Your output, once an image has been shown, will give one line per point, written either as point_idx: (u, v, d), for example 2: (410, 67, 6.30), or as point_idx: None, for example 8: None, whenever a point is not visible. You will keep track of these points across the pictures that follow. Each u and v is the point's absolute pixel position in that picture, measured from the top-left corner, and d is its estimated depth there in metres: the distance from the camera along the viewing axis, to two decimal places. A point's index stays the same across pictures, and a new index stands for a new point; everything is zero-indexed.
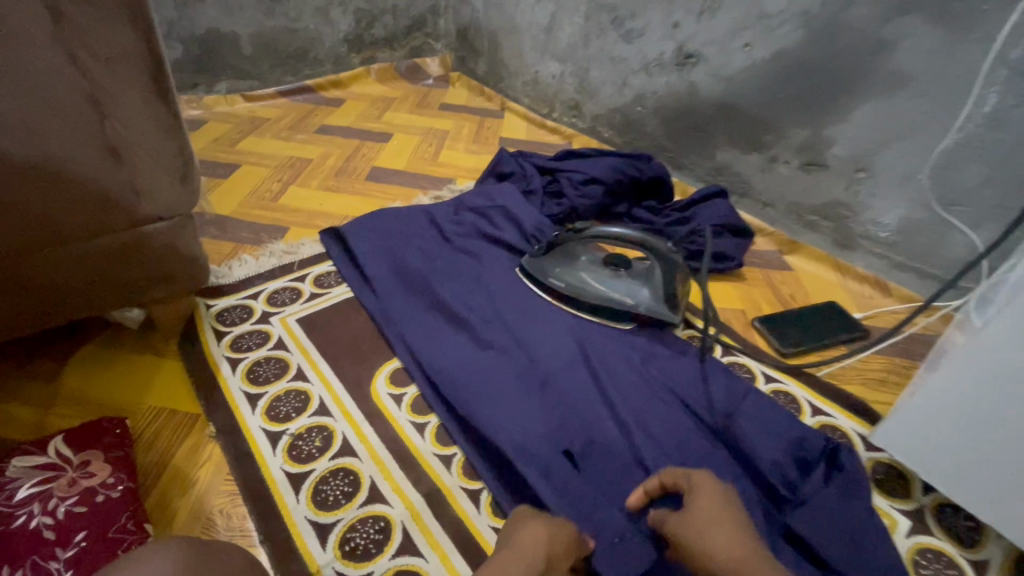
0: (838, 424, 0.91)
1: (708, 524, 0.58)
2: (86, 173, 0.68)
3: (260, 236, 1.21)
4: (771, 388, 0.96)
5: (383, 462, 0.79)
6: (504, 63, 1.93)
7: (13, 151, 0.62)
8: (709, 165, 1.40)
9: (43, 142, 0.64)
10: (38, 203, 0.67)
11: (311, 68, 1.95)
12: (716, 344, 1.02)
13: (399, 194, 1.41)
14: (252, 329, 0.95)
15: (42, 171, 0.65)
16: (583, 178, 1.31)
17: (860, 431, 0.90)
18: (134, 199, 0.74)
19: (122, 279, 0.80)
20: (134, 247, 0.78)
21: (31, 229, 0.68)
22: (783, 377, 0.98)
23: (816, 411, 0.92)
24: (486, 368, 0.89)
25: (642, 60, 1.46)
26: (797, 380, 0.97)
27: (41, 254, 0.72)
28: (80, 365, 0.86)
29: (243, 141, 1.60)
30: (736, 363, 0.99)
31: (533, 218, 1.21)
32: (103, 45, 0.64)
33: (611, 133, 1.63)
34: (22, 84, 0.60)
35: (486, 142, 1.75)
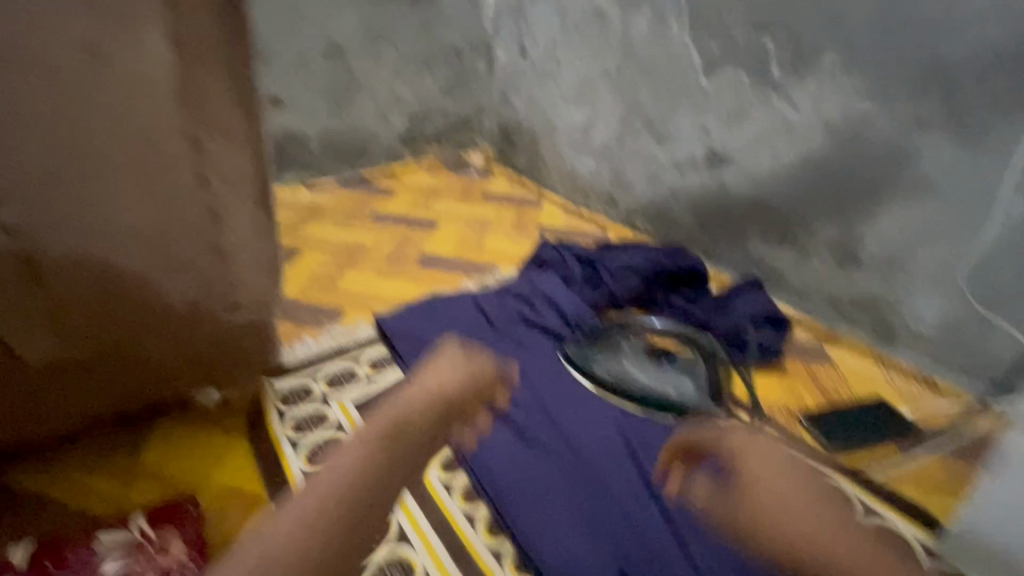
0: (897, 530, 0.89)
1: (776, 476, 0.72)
2: (195, 268, 0.79)
3: (319, 318, 1.30)
4: (824, 488, 0.94)
5: (437, 554, 0.84)
6: (542, 158, 2.08)
7: (144, 249, 0.74)
8: (742, 257, 1.45)
9: (167, 242, 0.75)
10: (154, 292, 0.77)
11: (367, 161, 2.15)
12: None
13: (446, 279, 1.50)
14: (310, 411, 1.00)
15: (161, 264, 0.76)
16: (621, 268, 1.38)
17: (921, 537, 0.88)
18: (229, 292, 0.83)
19: (210, 362, 0.88)
20: (223, 335, 0.87)
21: (146, 316, 0.78)
22: (836, 477, 0.96)
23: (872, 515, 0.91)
24: (534, 469, 0.94)
25: (674, 160, 1.57)
26: (849, 481, 0.96)
27: (149, 338, 0.81)
28: (161, 443, 0.92)
29: (305, 227, 1.76)
30: (788, 463, 0.97)
31: (575, 305, 1.27)
32: (224, 166, 0.75)
33: (645, 223, 1.72)
34: (160, 196, 0.72)
35: (525, 229, 1.86)
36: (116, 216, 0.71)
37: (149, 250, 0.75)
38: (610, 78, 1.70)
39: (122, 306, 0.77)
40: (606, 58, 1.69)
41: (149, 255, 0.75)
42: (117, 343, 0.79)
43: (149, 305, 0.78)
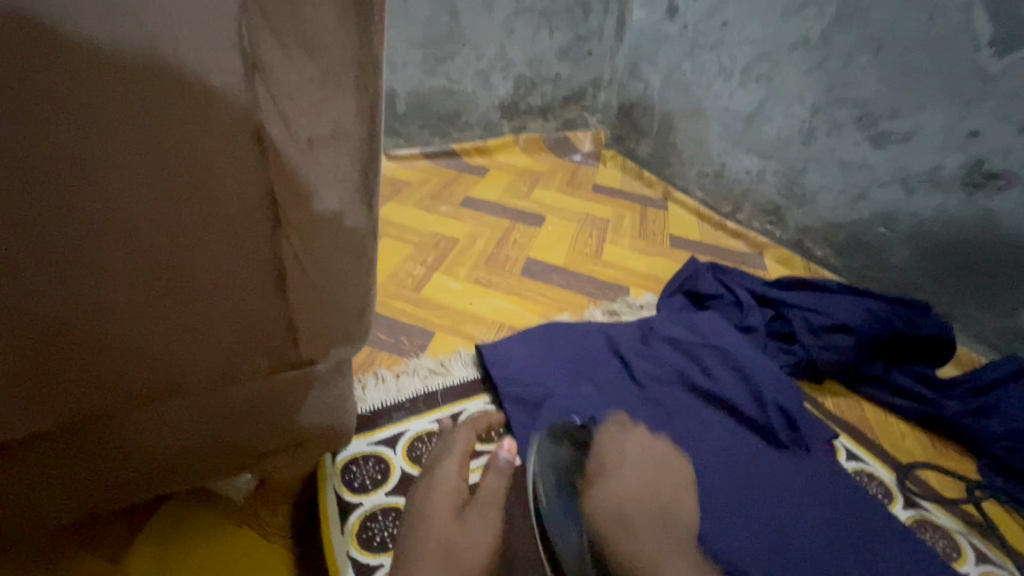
0: (936, 520, 0.75)
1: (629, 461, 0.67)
2: (260, 291, 0.45)
3: (400, 339, 0.95)
4: (912, 515, 0.75)
5: None
6: (677, 150, 1.65)
7: (180, 250, 0.39)
8: (999, 323, 1.00)
9: (224, 245, 0.41)
10: (199, 327, 0.44)
11: (459, 131, 1.78)
12: (894, 493, 0.78)
13: (564, 300, 1.13)
14: (385, 504, 0.66)
15: (206, 283, 0.42)
16: (826, 323, 0.97)
17: (963, 532, 0.74)
18: (308, 328, 0.49)
19: (280, 427, 0.55)
20: (308, 385, 0.53)
21: (189, 369, 0.45)
22: (931, 506, 0.77)
23: (911, 503, 0.77)
24: None
25: (899, 172, 1.12)
26: (943, 508, 0.76)
27: (195, 399, 0.48)
28: (156, 553, 0.59)
29: (383, 207, 1.41)
30: (920, 522, 0.74)
31: (769, 375, 0.88)
32: (298, 120, 0.38)
33: (828, 252, 1.29)
34: (190, 148, 0.36)
35: (655, 238, 1.45)
36: (119, 212, 0.36)
37: (187, 277, 0.41)
38: (811, 50, 1.24)
39: (138, 357, 0.42)
40: (807, 24, 1.24)
41: (180, 286, 0.41)
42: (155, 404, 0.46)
43: (164, 359, 0.44)
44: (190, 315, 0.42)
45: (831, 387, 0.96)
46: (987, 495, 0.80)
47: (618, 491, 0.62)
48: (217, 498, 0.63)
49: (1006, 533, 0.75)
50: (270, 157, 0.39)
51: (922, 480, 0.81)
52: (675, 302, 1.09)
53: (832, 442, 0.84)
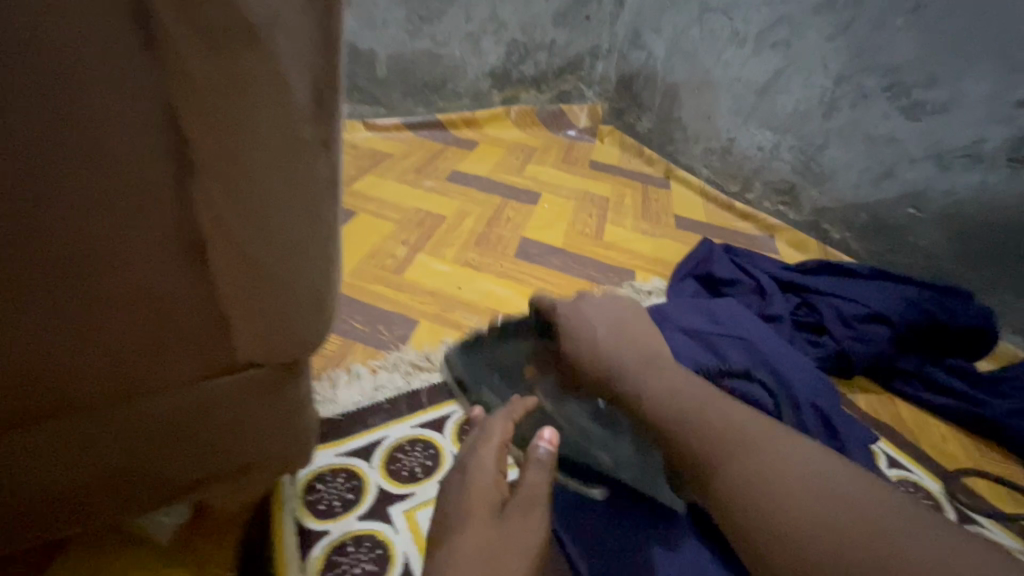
0: (994, 538, 0.65)
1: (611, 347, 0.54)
2: (176, 264, 0.32)
3: (378, 328, 0.82)
4: None
5: None
6: (682, 124, 1.54)
7: (43, 201, 0.27)
8: None
9: (113, 196, 0.28)
10: (87, 314, 0.31)
11: (446, 100, 1.63)
12: (944, 506, 0.68)
13: (564, 285, 1.01)
14: (357, 531, 0.54)
15: (89, 250, 0.29)
16: (859, 312, 0.87)
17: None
18: (249, 318, 0.36)
19: (219, 449, 0.42)
20: (254, 394, 0.40)
21: (80, 372, 0.33)
22: (985, 521, 0.67)
23: (963, 518, 0.67)
24: None
25: (932, 146, 1.02)
26: (1000, 523, 0.67)
27: (95, 413, 0.36)
28: None
29: (361, 180, 1.27)
30: None
31: (800, 371, 0.77)
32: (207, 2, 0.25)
33: (847, 235, 1.19)
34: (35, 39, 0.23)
35: (659, 219, 1.33)
36: None
37: (59, 240, 0.28)
38: (837, 11, 1.13)
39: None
40: None
41: (46, 258, 0.29)
42: (35, 419, 0.34)
43: (40, 360, 0.31)
44: (71, 295, 0.30)
45: (862, 383, 0.86)
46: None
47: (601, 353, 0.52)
48: (142, 535, 0.50)
49: None
50: (167, 61, 0.26)
51: (972, 488, 0.71)
52: (687, 288, 0.98)
53: (870, 446, 0.74)
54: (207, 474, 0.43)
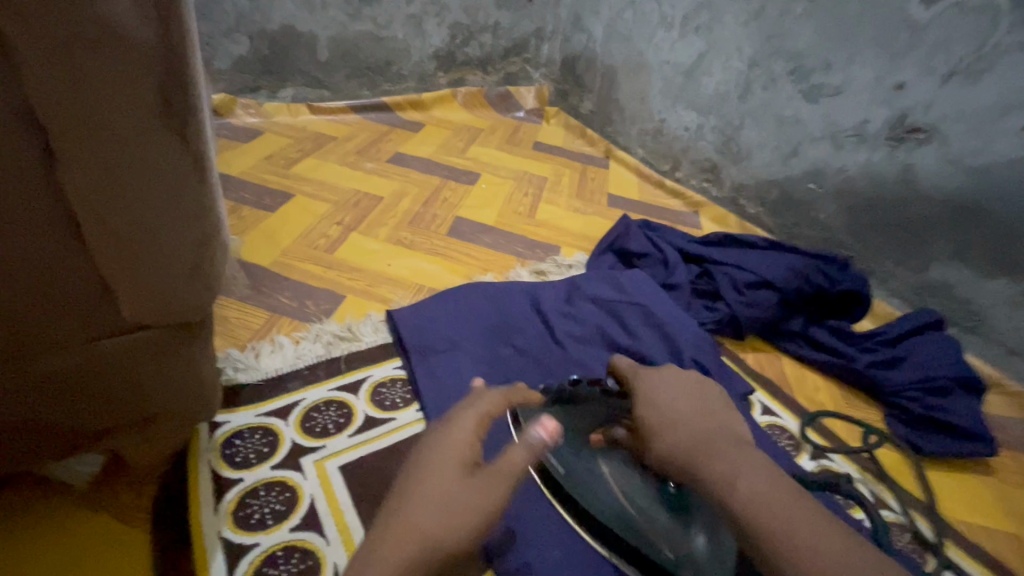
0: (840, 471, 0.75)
1: (684, 411, 0.48)
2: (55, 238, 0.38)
3: (305, 303, 0.87)
4: (817, 465, 0.75)
5: None
6: (619, 106, 1.60)
7: None
8: (915, 279, 1.01)
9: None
10: None
11: (391, 83, 1.66)
12: (801, 445, 0.78)
13: (490, 260, 1.07)
14: (269, 479, 0.61)
15: None
16: (750, 279, 0.95)
17: (865, 482, 0.74)
18: (129, 285, 0.42)
19: (122, 400, 0.48)
20: (147, 353, 0.47)
21: None
22: (834, 455, 0.77)
23: (816, 454, 0.77)
24: None
25: (829, 127, 1.11)
26: (846, 457, 0.77)
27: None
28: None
29: (301, 162, 1.30)
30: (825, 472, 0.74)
31: (688, 332, 0.86)
32: (47, 22, 0.31)
33: (761, 210, 1.28)
34: None
35: (592, 197, 1.40)
36: None
37: None
38: None
39: None
40: None
41: None
42: None
43: None
44: None
45: (752, 343, 0.96)
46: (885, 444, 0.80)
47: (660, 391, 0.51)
48: (70, 485, 0.56)
49: (899, 480, 0.76)
50: (21, 70, 0.32)
51: (831, 431, 0.81)
52: (604, 261, 1.06)
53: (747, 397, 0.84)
54: (115, 423, 0.50)
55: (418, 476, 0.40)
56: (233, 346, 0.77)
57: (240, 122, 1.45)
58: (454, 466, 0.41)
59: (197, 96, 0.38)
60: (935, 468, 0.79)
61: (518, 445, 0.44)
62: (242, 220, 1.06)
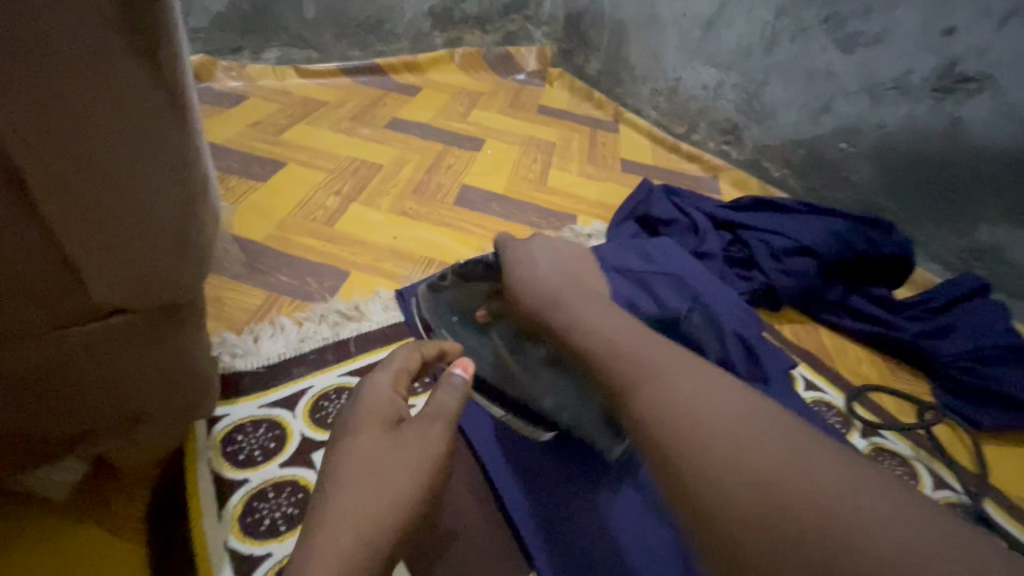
0: (896, 450, 0.70)
1: (584, 307, 0.47)
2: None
3: (305, 281, 0.79)
4: (871, 444, 0.70)
5: None
6: (629, 65, 1.50)
7: None
8: (958, 242, 0.95)
9: None
10: None
11: (383, 43, 1.54)
12: (852, 421, 0.72)
13: (502, 231, 0.99)
14: (279, 478, 0.54)
15: None
16: (788, 245, 0.88)
17: (923, 461, 0.69)
18: (99, 260, 0.34)
19: (102, 399, 0.41)
20: (129, 343, 0.39)
21: None
22: (887, 432, 0.72)
23: (869, 432, 0.71)
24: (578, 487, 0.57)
25: (865, 79, 1.03)
26: (900, 434, 0.72)
27: None
28: None
29: (291, 129, 1.20)
30: (880, 452, 0.69)
31: (727, 303, 0.79)
32: None
33: (786, 172, 1.20)
34: None
35: (605, 163, 1.31)
36: None
37: None
38: None
39: None
40: None
41: None
42: None
43: None
44: None
45: (789, 315, 0.89)
46: (937, 418, 0.75)
47: (554, 312, 0.48)
48: (48, 499, 0.49)
49: (956, 458, 0.71)
50: None
51: (879, 405, 0.76)
52: (627, 229, 0.98)
53: (789, 371, 0.78)
54: (96, 426, 0.42)
55: (344, 436, 0.39)
56: (228, 330, 0.69)
57: (221, 85, 1.33)
58: (376, 422, 0.40)
59: (171, 12, 0.30)
60: (992, 443, 0.74)
61: (441, 391, 0.43)
62: (229, 191, 0.96)
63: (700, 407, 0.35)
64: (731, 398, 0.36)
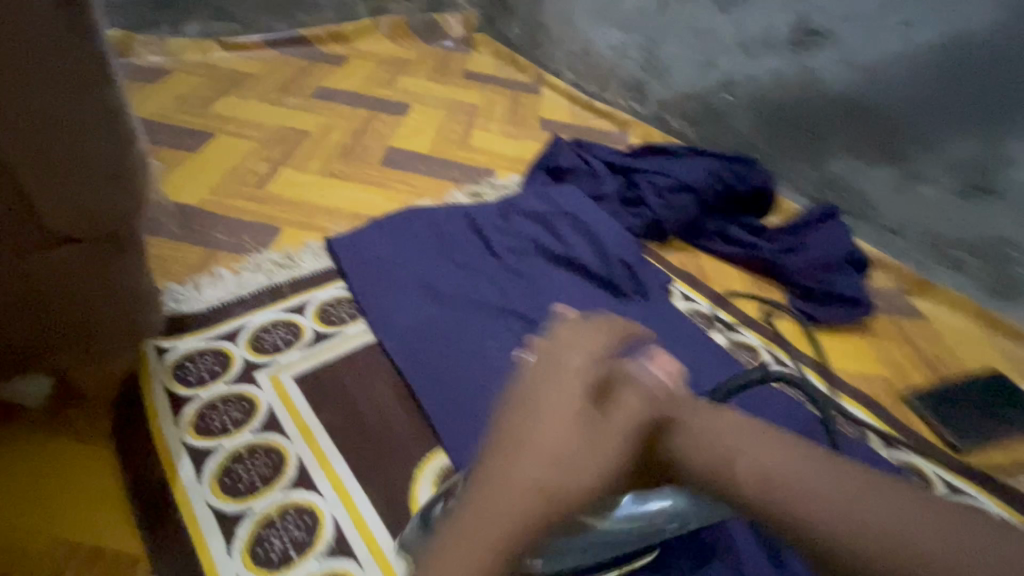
0: (748, 342, 0.86)
1: (750, 459, 0.29)
2: None
3: (241, 238, 0.87)
4: (728, 340, 0.85)
5: None
6: (547, 29, 1.59)
7: None
8: (816, 176, 1.11)
9: None
10: None
11: (307, 13, 1.57)
12: (715, 323, 0.88)
13: (425, 186, 1.09)
14: (226, 393, 0.64)
15: None
16: (671, 184, 1.02)
17: (768, 349, 0.85)
18: (58, 193, 0.48)
19: (72, 310, 0.54)
20: (88, 263, 0.53)
21: None
22: (741, 329, 0.88)
23: (728, 331, 0.87)
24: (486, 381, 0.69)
25: (740, 36, 1.16)
26: (752, 330, 0.88)
27: None
28: None
29: (218, 101, 1.24)
30: (734, 345, 0.85)
31: (615, 234, 0.92)
32: None
33: (683, 123, 1.34)
34: None
35: (525, 123, 1.41)
36: None
37: None
38: None
39: None
40: None
41: None
42: None
43: None
44: None
45: (676, 245, 1.04)
46: (782, 316, 0.92)
47: (699, 443, 0.30)
48: (23, 410, 0.58)
49: (796, 344, 0.87)
50: None
51: (739, 309, 0.92)
52: (538, 179, 1.10)
53: (668, 288, 0.93)
54: (68, 335, 0.56)
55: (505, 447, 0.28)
56: (170, 281, 0.77)
57: (143, 61, 1.35)
58: (573, 406, 0.29)
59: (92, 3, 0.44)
60: (827, 332, 0.91)
61: (565, 353, 0.31)
62: (161, 162, 1.02)
63: (837, 511, 0.26)
64: (912, 513, 0.26)
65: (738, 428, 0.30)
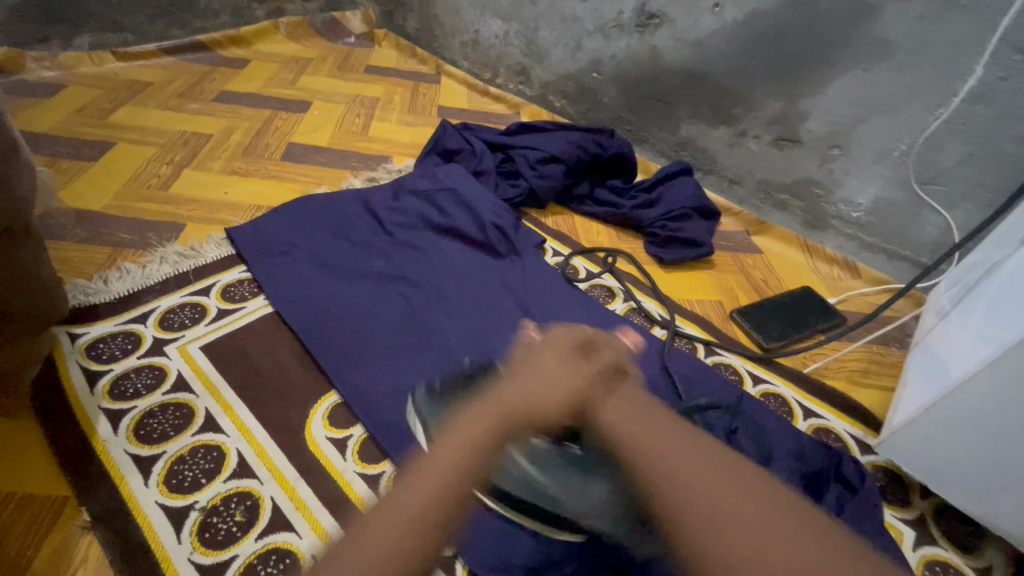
0: (605, 284, 1.02)
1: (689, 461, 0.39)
2: None
3: (146, 236, 0.95)
4: (589, 283, 1.01)
5: (303, 501, 0.64)
6: (439, 21, 1.69)
7: None
8: (671, 139, 1.28)
9: None
10: None
11: (203, 20, 1.61)
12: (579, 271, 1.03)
13: (325, 176, 1.19)
14: (138, 365, 0.74)
15: None
16: (541, 156, 1.17)
17: (622, 287, 1.01)
18: None
19: None
20: None
21: None
22: (601, 273, 1.04)
23: (590, 276, 1.03)
24: (369, 334, 0.82)
25: (598, 21, 1.31)
26: (610, 274, 1.04)
27: None
28: None
29: (118, 111, 1.29)
30: (594, 287, 1.01)
31: (490, 203, 1.06)
32: None
33: (564, 102, 1.49)
34: None
35: (423, 111, 1.52)
36: None
37: None
38: None
39: None
40: None
41: None
42: None
43: None
44: None
45: (552, 210, 1.19)
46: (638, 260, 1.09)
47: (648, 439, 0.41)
48: None
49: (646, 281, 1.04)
50: None
51: (602, 258, 1.07)
52: (429, 162, 1.22)
53: (542, 246, 1.07)
54: None
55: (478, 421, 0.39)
56: (79, 278, 0.85)
57: (36, 77, 1.37)
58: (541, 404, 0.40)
59: None
60: (674, 270, 1.08)
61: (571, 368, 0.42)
62: (62, 173, 1.07)
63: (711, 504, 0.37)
64: (749, 508, 0.37)
65: (686, 435, 0.41)
